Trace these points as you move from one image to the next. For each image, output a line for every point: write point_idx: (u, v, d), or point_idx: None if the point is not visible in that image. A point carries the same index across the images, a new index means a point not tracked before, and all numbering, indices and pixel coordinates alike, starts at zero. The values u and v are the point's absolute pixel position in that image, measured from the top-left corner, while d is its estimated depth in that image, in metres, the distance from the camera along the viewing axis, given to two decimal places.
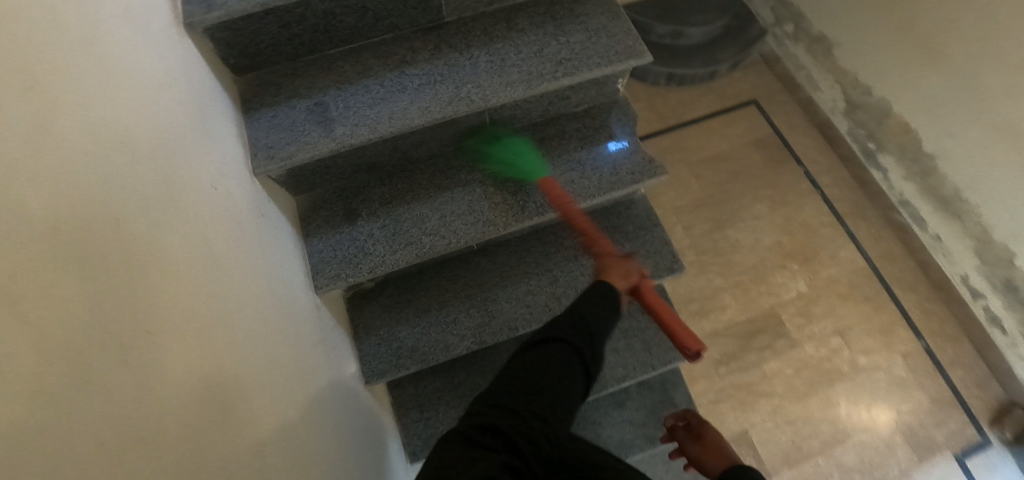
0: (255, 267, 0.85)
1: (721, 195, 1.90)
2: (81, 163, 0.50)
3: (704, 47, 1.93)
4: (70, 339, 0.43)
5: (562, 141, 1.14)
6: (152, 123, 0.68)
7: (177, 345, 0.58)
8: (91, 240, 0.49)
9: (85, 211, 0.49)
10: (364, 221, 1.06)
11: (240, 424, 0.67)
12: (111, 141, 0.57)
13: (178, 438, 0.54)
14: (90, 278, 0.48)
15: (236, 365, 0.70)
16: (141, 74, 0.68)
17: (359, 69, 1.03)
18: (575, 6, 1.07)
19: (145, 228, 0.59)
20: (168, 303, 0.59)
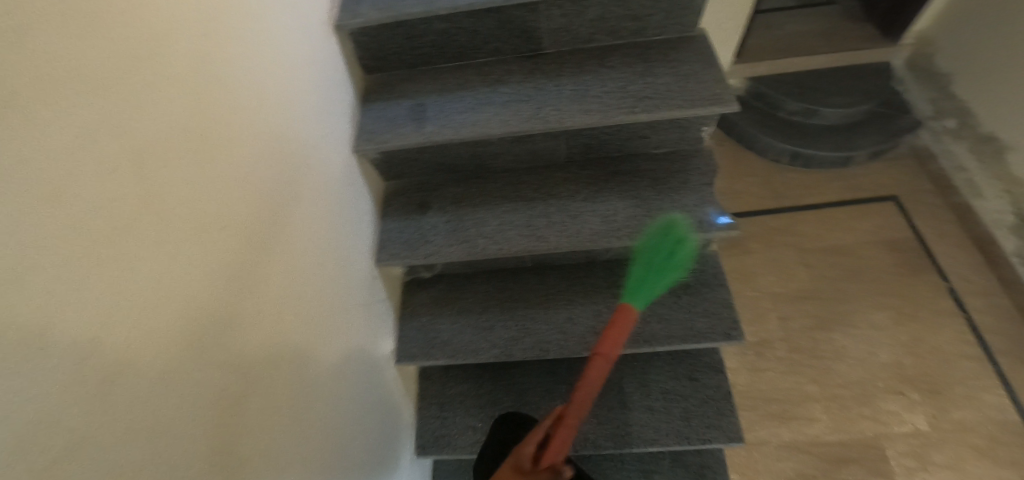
0: (329, 220, 0.98)
1: (834, 291, 1.74)
2: (199, 77, 0.65)
3: (842, 131, 1.93)
4: (142, 188, 0.55)
5: (633, 178, 1.15)
6: (276, 77, 0.83)
7: (229, 241, 0.69)
8: (184, 129, 0.61)
9: (187, 108, 0.62)
10: (432, 213, 1.16)
11: (263, 330, 0.76)
12: (230, 74, 0.71)
13: (201, 310, 0.63)
14: (178, 156, 0.61)
15: (277, 284, 0.80)
16: (284, 46, 0.87)
17: (460, 82, 1.14)
18: (670, 52, 1.10)
19: (237, 146, 0.72)
20: (234, 207, 0.71)
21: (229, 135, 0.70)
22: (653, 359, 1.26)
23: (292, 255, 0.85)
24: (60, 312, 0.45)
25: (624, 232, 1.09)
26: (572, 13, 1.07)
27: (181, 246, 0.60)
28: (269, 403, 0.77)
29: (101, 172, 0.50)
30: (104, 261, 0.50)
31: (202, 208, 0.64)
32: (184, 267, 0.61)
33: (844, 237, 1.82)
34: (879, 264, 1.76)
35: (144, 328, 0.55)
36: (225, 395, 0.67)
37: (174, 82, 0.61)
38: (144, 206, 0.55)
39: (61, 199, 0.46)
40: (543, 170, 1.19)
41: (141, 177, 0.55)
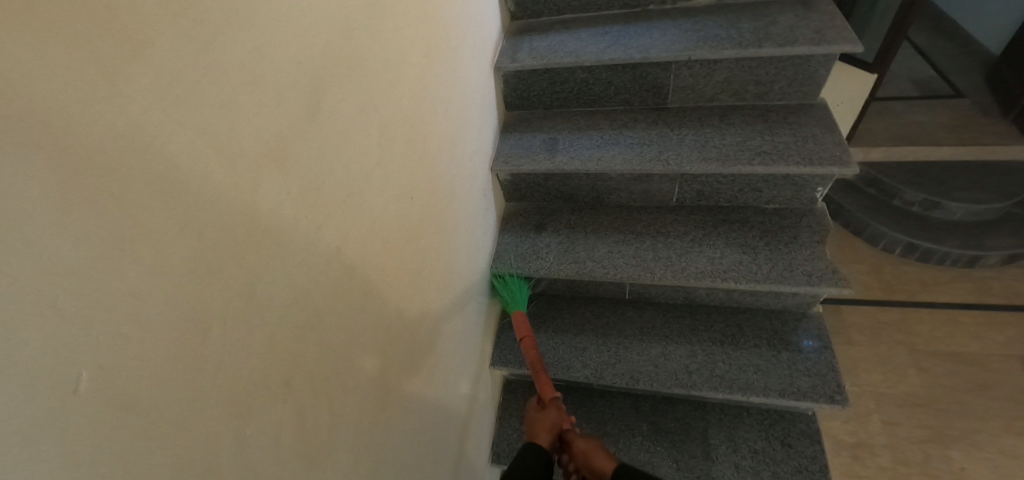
0: (467, 220, 1.12)
1: (952, 403, 1.60)
2: (400, 75, 0.83)
3: (970, 228, 1.87)
4: (357, 144, 0.71)
5: (742, 227, 1.20)
6: (450, 93, 1.01)
7: (398, 205, 0.84)
8: (386, 111, 0.79)
9: (389, 96, 0.79)
10: (546, 234, 1.28)
11: (409, 288, 0.88)
12: (420, 79, 0.89)
13: (374, 250, 0.77)
14: (382, 127, 0.78)
15: (425, 255, 0.94)
16: (462, 73, 1.06)
17: (589, 123, 1.28)
18: (791, 116, 1.18)
19: (416, 134, 0.88)
20: (404, 179, 0.86)
21: (416, 126, 0.88)
22: (742, 414, 1.23)
23: (440, 238, 0.99)
24: (321, 224, 0.64)
25: (729, 274, 1.13)
26: (701, 74, 1.19)
27: (373, 195, 0.77)
28: (410, 353, 0.88)
29: (340, 122, 0.67)
30: (340, 190, 0.68)
31: (390, 172, 0.81)
32: (376, 214, 0.77)
33: (970, 345, 1.70)
34: (1012, 382, 1.63)
35: (349, 252, 0.71)
36: (388, 332, 0.81)
37: (390, 74, 0.79)
38: (361, 154, 0.72)
39: (329, 139, 0.65)
40: (654, 210, 1.28)
41: (361, 138, 0.72)
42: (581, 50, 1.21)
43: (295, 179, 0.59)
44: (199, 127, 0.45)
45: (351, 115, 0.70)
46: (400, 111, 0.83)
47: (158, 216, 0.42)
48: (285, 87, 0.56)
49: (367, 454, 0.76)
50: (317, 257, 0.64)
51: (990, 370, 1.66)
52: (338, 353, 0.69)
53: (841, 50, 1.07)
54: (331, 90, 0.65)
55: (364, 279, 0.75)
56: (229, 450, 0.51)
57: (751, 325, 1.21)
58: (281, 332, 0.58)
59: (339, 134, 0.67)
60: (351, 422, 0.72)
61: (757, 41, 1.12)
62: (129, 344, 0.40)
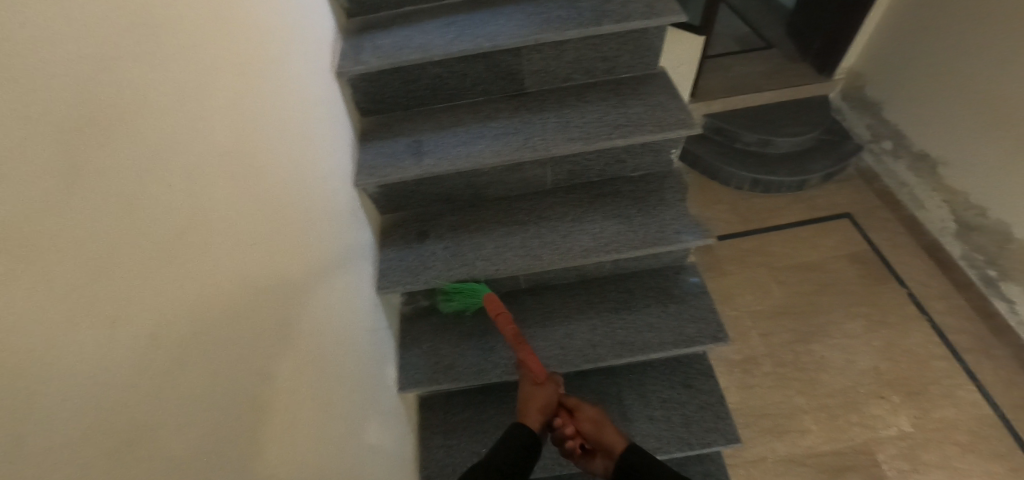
0: (339, 247, 1.03)
1: (808, 305, 1.85)
2: (234, 108, 0.71)
3: (795, 157, 2.16)
4: (180, 194, 0.58)
5: (615, 198, 1.26)
6: (291, 114, 0.90)
7: (260, 254, 0.73)
8: (218, 149, 0.66)
9: (218, 130, 0.67)
10: (431, 241, 1.24)
11: (292, 342, 0.78)
12: (258, 108, 0.78)
13: (242, 313, 0.66)
14: (216, 168, 0.65)
15: (303, 299, 0.84)
16: (301, 86, 0.95)
17: (452, 120, 1.25)
18: (638, 87, 1.24)
19: (264, 171, 0.78)
20: (261, 221, 0.75)
21: (259, 157, 0.77)
22: (646, 370, 1.32)
23: (314, 275, 0.90)
24: (138, 309, 0.49)
25: (611, 245, 1.18)
26: (551, 56, 1.21)
27: (223, 249, 0.64)
28: (295, 413, 0.76)
29: (146, 173, 0.53)
30: (178, 252, 0.56)
31: (240, 216, 0.69)
32: (233, 269, 0.66)
33: (810, 254, 1.98)
34: (845, 276, 1.91)
35: (211, 330, 0.59)
36: (269, 402, 0.70)
37: (217, 105, 0.68)
38: (197, 210, 0.60)
39: (132, 197, 0.51)
40: (532, 196, 1.29)
41: (190, 188, 0.59)
42: (428, 45, 1.16)
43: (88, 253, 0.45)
44: None
45: (168, 165, 0.56)
46: (243, 143, 0.72)
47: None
48: (41, 137, 0.42)
49: None
50: (148, 345, 0.50)
51: (827, 271, 1.93)
52: (194, 440, 0.55)
53: (669, 22, 1.13)
54: (138, 134, 0.52)
55: (230, 352, 0.62)
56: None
57: (639, 288, 1.29)
58: (101, 462, 0.43)
59: (153, 187, 0.53)
60: None
61: (596, 20, 1.15)
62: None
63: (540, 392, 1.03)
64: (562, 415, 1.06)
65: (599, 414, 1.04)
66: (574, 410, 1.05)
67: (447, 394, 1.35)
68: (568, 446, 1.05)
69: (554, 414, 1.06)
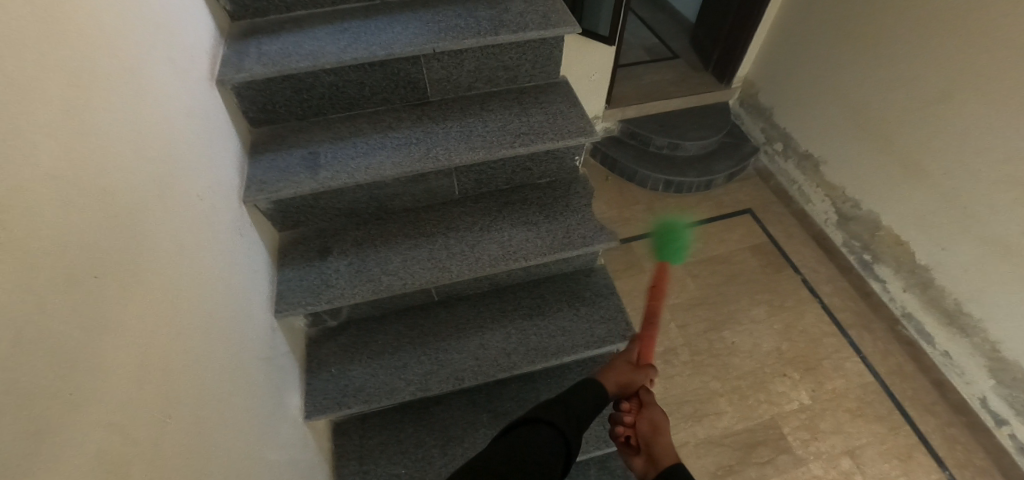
0: (229, 272, 0.95)
1: (718, 296, 1.96)
2: (89, 131, 0.63)
3: (701, 159, 2.27)
4: (8, 240, 0.49)
5: (522, 206, 1.26)
6: (166, 132, 0.81)
7: (131, 292, 0.65)
8: (68, 181, 0.58)
9: (67, 159, 0.59)
10: (334, 258, 1.18)
11: (174, 384, 0.71)
12: (124, 129, 0.70)
13: (105, 362, 0.59)
14: (66, 202, 0.58)
15: (188, 336, 0.77)
16: (172, 92, 0.86)
17: (351, 130, 1.20)
18: (540, 95, 1.25)
19: (134, 197, 0.70)
20: (132, 255, 0.67)
21: (120, 175, 0.68)
22: (563, 374, 1.33)
23: (194, 303, 0.81)
24: None
25: (520, 253, 1.18)
26: (452, 65, 1.19)
27: (71, 285, 0.56)
28: (172, 464, 0.67)
29: None
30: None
31: (102, 252, 0.62)
32: (96, 311, 0.59)
33: (718, 248, 2.09)
34: (748, 266, 2.04)
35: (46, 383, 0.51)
36: (148, 458, 0.63)
37: (57, 116, 0.59)
38: (26, 240, 0.51)
39: None
40: (441, 207, 1.26)
41: (15, 215, 0.51)
42: (319, 52, 1.11)
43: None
44: None
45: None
46: (105, 168, 0.65)
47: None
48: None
49: None
50: None
51: (733, 262, 2.05)
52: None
53: (563, 33, 1.14)
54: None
55: (76, 404, 0.54)
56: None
57: (551, 293, 1.30)
58: None
59: None
60: None
61: (493, 29, 1.14)
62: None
63: (632, 369, 1.00)
64: (634, 405, 0.98)
65: (664, 424, 0.91)
66: (645, 405, 0.96)
67: (363, 417, 1.29)
68: (617, 430, 0.96)
69: (629, 399, 0.99)
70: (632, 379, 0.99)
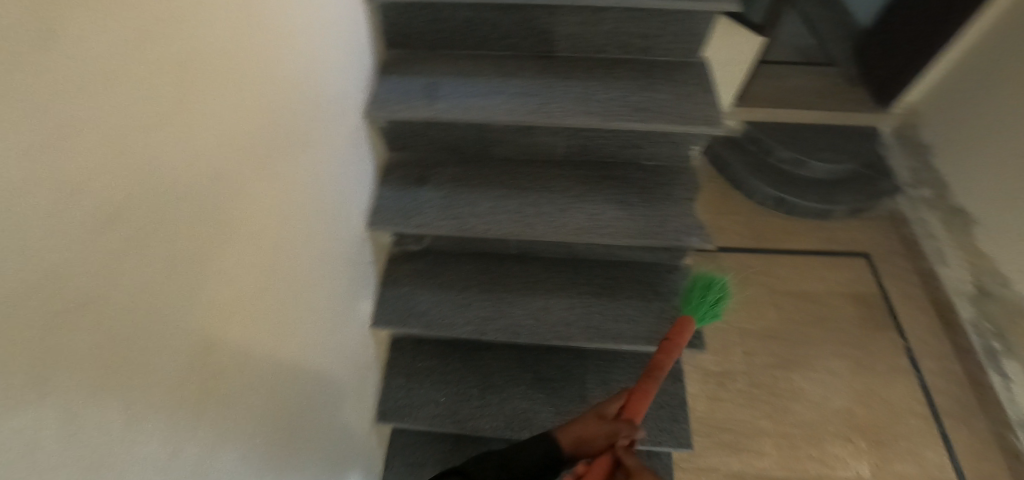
0: (338, 177, 1.01)
1: (797, 335, 1.82)
2: (253, 18, 0.68)
3: (826, 184, 2.07)
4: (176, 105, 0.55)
5: (623, 184, 1.22)
6: (313, 34, 0.86)
7: (260, 170, 0.72)
8: (231, 60, 0.64)
9: (233, 40, 0.64)
10: (429, 187, 1.22)
11: (274, 263, 0.78)
12: (279, 21, 0.75)
13: (230, 227, 0.66)
14: (226, 76, 0.63)
15: (296, 224, 0.83)
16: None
17: (474, 69, 1.21)
18: (672, 72, 1.18)
19: (277, 86, 0.75)
20: (266, 138, 0.73)
21: (268, 60, 0.73)
22: (616, 359, 1.32)
23: (305, 194, 0.86)
24: (113, 214, 0.48)
25: (607, 230, 1.15)
26: (589, 22, 1.15)
27: (215, 147, 0.61)
28: (256, 328, 0.75)
29: (141, 79, 0.51)
30: (162, 139, 0.54)
31: (246, 126, 0.68)
32: (230, 177, 0.65)
33: (814, 285, 1.93)
34: (843, 314, 1.87)
35: (185, 227, 0.58)
36: (239, 318, 0.70)
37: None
38: (191, 99, 0.57)
39: (112, 89, 0.48)
40: (541, 164, 1.26)
41: (186, 75, 0.56)
42: None
43: (62, 125, 0.43)
44: None
45: (163, 48, 0.53)
46: (258, 51, 0.70)
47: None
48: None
49: (193, 433, 0.64)
50: (105, 251, 0.48)
51: (827, 305, 1.89)
52: (141, 328, 0.54)
53: (716, 9, 1.07)
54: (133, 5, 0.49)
55: (200, 251, 0.61)
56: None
57: (627, 278, 1.26)
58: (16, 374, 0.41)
59: (137, 92, 0.50)
60: (160, 402, 0.58)
61: None
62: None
63: (598, 425, 0.77)
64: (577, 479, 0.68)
65: None
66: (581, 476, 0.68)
67: (418, 341, 1.36)
68: None
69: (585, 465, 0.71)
70: (594, 437, 0.76)
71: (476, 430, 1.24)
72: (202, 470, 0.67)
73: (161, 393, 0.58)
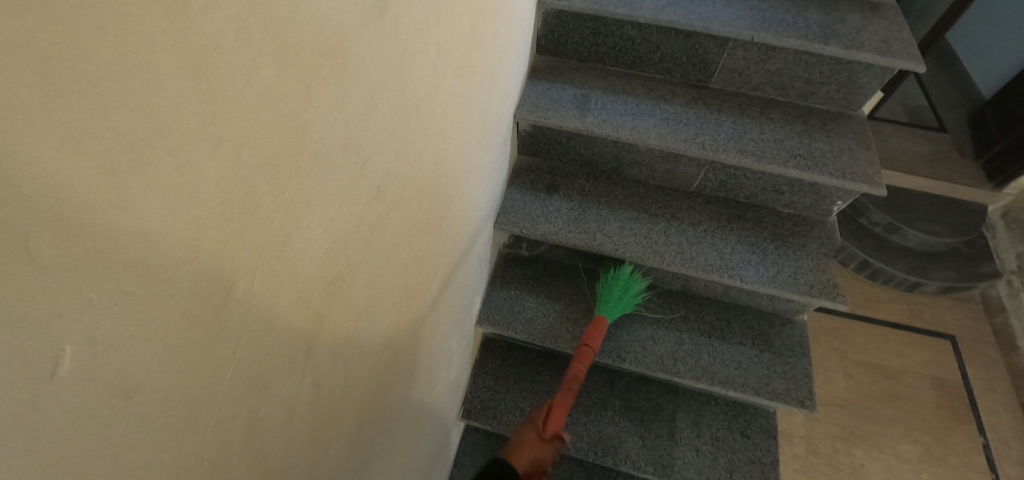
0: (484, 175, 1.01)
1: (866, 409, 1.75)
2: (462, 11, 0.70)
3: (919, 255, 2.00)
4: (402, 88, 0.58)
5: (755, 226, 1.19)
6: (496, 35, 0.88)
7: (437, 156, 0.74)
8: (442, 48, 0.66)
9: (446, 29, 0.66)
10: (558, 196, 1.21)
11: (432, 248, 0.79)
12: (478, 16, 0.77)
13: (411, 206, 0.68)
14: (435, 60, 0.65)
15: (449, 213, 0.84)
16: (514, 17, 0.96)
17: (625, 86, 1.20)
18: (829, 123, 1.15)
19: (463, 78, 0.77)
20: (446, 126, 0.75)
21: (469, 76, 0.80)
22: (709, 402, 1.28)
23: (459, 187, 0.88)
24: (353, 177, 0.51)
25: (737, 271, 1.12)
26: (755, 59, 1.13)
27: (428, 154, 0.70)
28: (418, 322, 0.79)
29: (391, 60, 0.53)
30: (403, 146, 0.62)
31: (437, 105, 0.70)
32: (417, 151, 0.66)
33: (892, 360, 1.85)
34: (921, 399, 1.78)
35: (401, 224, 0.66)
36: (405, 294, 0.72)
37: (463, 22, 0.72)
38: (424, 114, 0.66)
39: (373, 65, 0.50)
40: (671, 192, 1.24)
41: (426, 93, 0.65)
42: (637, 3, 1.11)
43: (365, 139, 0.51)
44: (212, 121, 0.31)
45: (420, 70, 0.61)
46: (456, 32, 0.70)
47: (161, 118, 0.28)
48: (377, 30, 0.49)
49: (371, 421, 0.69)
50: (344, 223, 0.51)
51: (903, 384, 1.81)
52: (365, 313, 0.60)
53: (902, 67, 1.04)
54: (416, 43, 0.59)
55: (404, 245, 0.68)
56: (243, 431, 0.42)
57: (738, 322, 1.23)
58: (290, 335, 0.46)
59: (386, 71, 0.53)
60: (364, 386, 0.64)
61: (822, 37, 1.06)
62: (131, 299, 0.29)
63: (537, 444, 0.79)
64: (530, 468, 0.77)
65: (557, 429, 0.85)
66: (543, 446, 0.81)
67: (509, 345, 1.34)
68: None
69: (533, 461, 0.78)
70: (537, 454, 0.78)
71: (559, 447, 1.21)
72: (363, 450, 0.68)
73: (357, 359, 0.60)
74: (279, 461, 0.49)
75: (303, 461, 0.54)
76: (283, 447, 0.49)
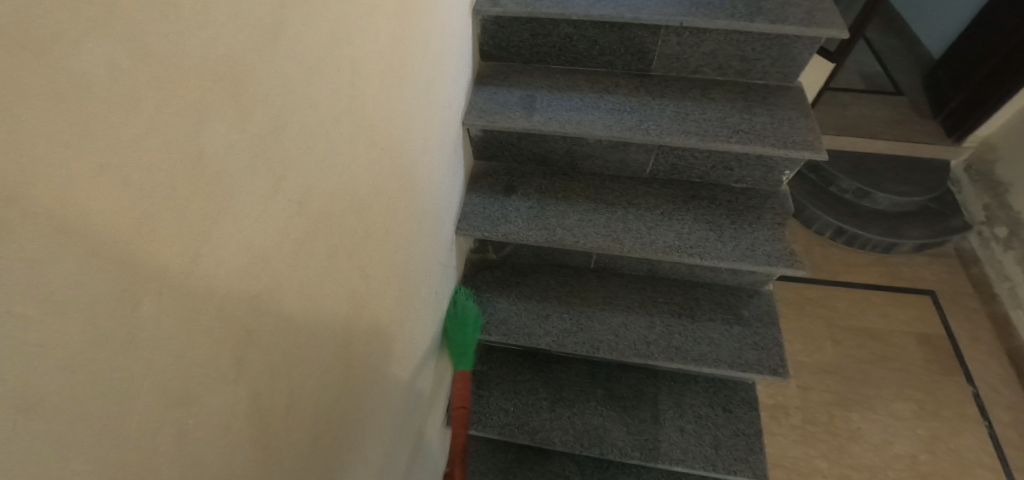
0: (435, 182, 1.04)
1: (857, 373, 1.75)
2: (381, 26, 0.73)
3: (892, 217, 2.03)
4: (321, 109, 0.60)
5: (711, 205, 1.22)
6: (425, 45, 0.90)
7: (373, 168, 0.76)
8: (363, 64, 0.69)
9: (365, 45, 0.69)
10: (516, 197, 1.24)
11: (379, 255, 0.81)
12: (400, 29, 0.79)
13: (346, 217, 0.70)
14: (355, 75, 0.67)
15: (396, 220, 0.87)
16: (445, 27, 0.99)
17: (569, 83, 1.23)
18: (768, 97, 1.18)
19: (392, 90, 0.80)
20: (380, 138, 0.77)
21: (400, 87, 0.82)
22: (689, 382, 1.29)
23: (406, 195, 0.90)
24: (274, 190, 0.53)
25: (695, 250, 1.14)
26: (688, 43, 1.16)
27: (360, 164, 0.72)
28: (376, 328, 0.82)
29: (303, 80, 0.56)
30: (326, 157, 0.63)
31: (366, 118, 0.72)
32: (344, 164, 0.68)
33: (877, 322, 1.86)
34: (909, 357, 1.80)
35: (336, 234, 0.68)
36: (353, 297, 0.74)
37: (382, 36, 0.74)
38: (347, 126, 0.67)
39: (282, 85, 0.52)
40: (627, 181, 1.27)
41: (348, 104, 0.67)
42: (568, 2, 1.15)
43: (278, 156, 0.53)
44: (97, 148, 0.33)
45: (334, 86, 0.63)
46: (376, 49, 0.73)
47: (38, 148, 0.30)
48: (276, 54, 0.50)
49: (331, 427, 0.71)
50: (270, 240, 0.53)
51: (890, 344, 1.82)
52: (305, 324, 0.63)
53: (827, 35, 1.07)
54: (327, 60, 0.60)
55: (343, 257, 0.70)
56: (169, 444, 0.44)
57: (707, 300, 1.25)
58: (214, 350, 0.47)
59: (300, 90, 0.55)
60: (312, 398, 0.66)
61: (748, 15, 1.10)
62: (20, 321, 0.30)
63: None
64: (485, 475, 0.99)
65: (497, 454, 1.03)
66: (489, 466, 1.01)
67: (489, 348, 1.36)
68: None
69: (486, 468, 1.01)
70: None
71: (546, 443, 1.23)
72: (321, 459, 0.70)
73: (302, 369, 0.63)
74: (220, 472, 0.51)
75: (252, 470, 0.56)
76: (223, 458, 0.51)
